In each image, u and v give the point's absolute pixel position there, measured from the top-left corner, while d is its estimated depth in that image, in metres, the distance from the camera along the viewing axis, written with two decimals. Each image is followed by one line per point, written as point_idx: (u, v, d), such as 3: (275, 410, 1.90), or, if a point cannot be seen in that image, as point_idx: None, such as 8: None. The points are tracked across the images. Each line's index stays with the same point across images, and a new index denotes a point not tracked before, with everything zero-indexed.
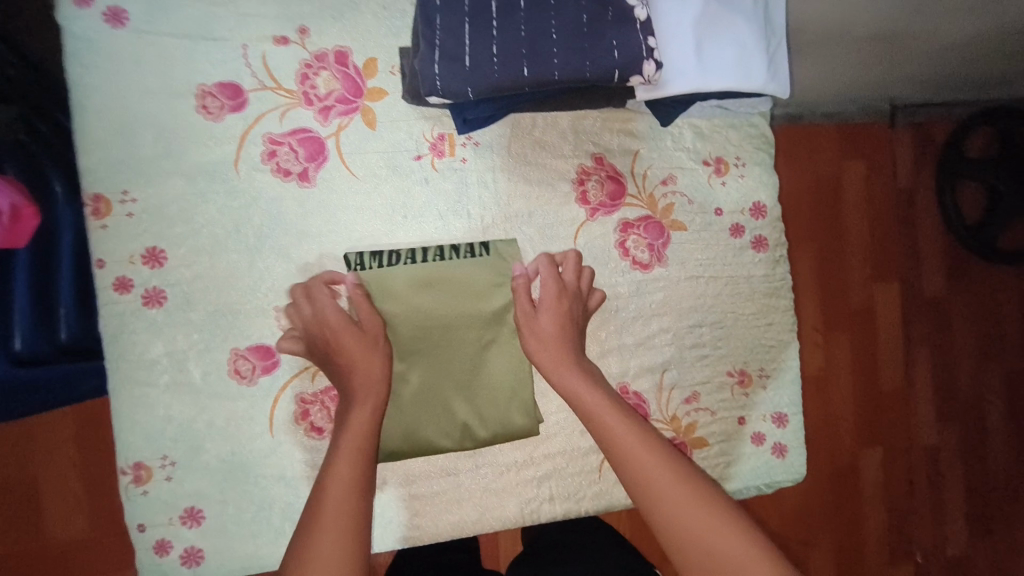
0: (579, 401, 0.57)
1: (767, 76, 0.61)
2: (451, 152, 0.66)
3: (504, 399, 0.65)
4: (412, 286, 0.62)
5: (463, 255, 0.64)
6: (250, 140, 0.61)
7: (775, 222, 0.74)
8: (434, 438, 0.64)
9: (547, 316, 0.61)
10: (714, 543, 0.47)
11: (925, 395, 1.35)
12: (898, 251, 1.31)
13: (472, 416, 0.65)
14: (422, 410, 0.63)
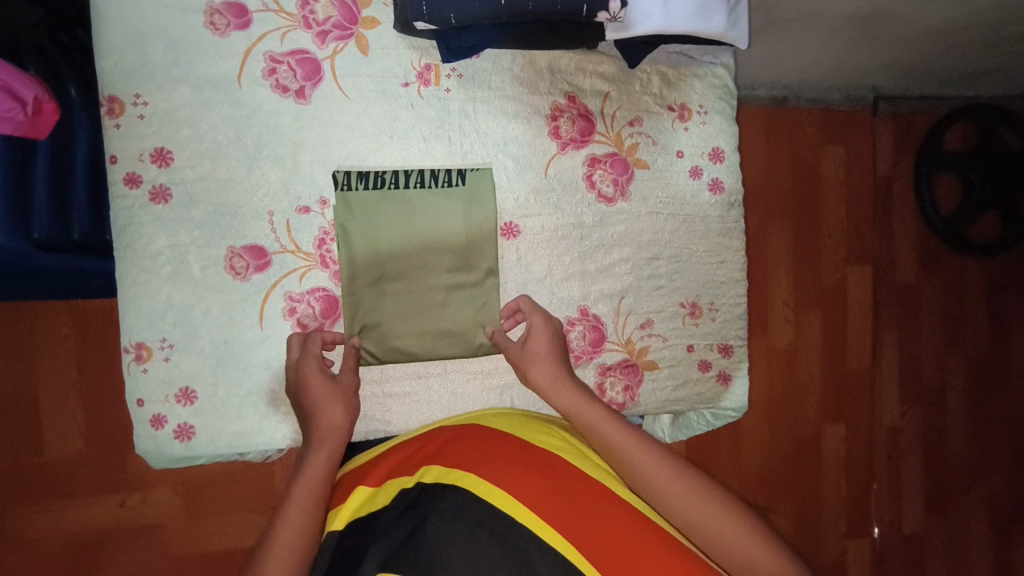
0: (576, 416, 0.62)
1: (727, 25, 0.68)
2: (436, 82, 0.72)
3: (470, 315, 0.72)
4: (390, 210, 0.69)
5: (442, 181, 0.71)
6: (253, 57, 0.68)
7: (732, 168, 0.81)
8: (407, 345, 0.71)
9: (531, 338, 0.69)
10: (709, 525, 0.53)
11: (889, 373, 1.55)
12: (869, 239, 1.53)
13: (443, 331, 0.72)
14: (398, 321, 0.71)
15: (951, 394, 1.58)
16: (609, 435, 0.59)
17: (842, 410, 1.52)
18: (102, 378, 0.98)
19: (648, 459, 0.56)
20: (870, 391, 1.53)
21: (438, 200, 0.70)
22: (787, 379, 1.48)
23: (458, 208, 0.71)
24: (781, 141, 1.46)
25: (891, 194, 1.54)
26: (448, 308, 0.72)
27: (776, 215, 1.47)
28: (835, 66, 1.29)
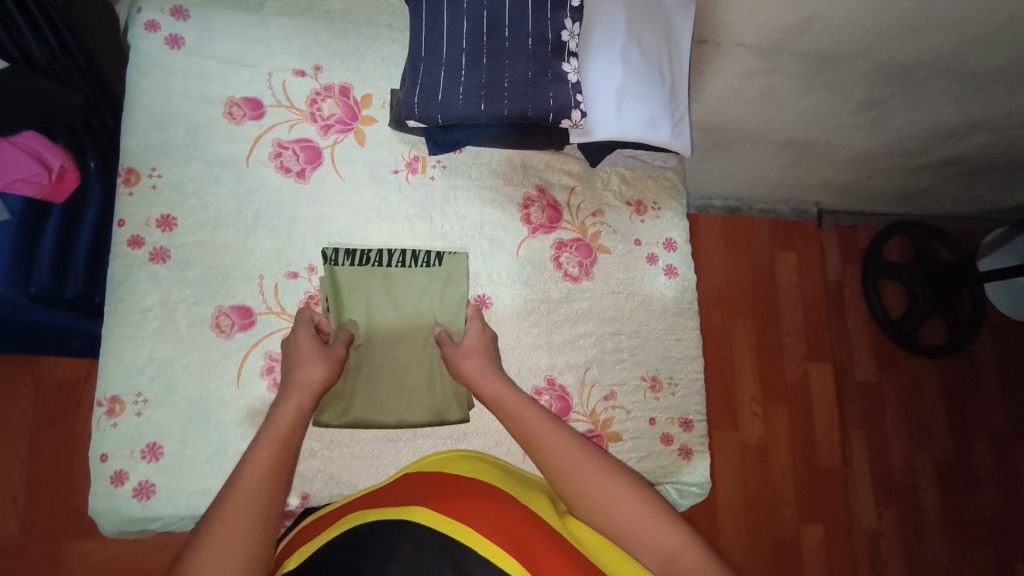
0: (543, 447, 0.63)
1: (672, 135, 0.80)
2: (423, 171, 0.82)
3: (439, 390, 0.76)
4: (371, 285, 0.76)
5: (422, 261, 0.78)
6: (263, 142, 0.77)
7: (685, 256, 0.90)
8: (377, 416, 0.74)
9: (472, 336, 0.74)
10: (672, 549, 0.56)
11: (860, 471, 1.58)
12: (827, 336, 1.64)
13: (406, 400, 0.75)
14: (371, 391, 0.74)
15: (922, 496, 1.60)
16: (578, 472, 0.61)
17: (816, 512, 1.51)
18: (48, 454, 0.99)
19: (614, 489, 0.59)
20: (843, 490, 1.55)
21: (418, 274, 0.77)
22: (760, 476, 1.48)
23: (435, 286, 0.77)
24: (738, 244, 1.62)
25: (842, 296, 1.69)
26: (414, 376, 0.76)
27: (737, 312, 1.58)
28: (775, 172, 1.49)
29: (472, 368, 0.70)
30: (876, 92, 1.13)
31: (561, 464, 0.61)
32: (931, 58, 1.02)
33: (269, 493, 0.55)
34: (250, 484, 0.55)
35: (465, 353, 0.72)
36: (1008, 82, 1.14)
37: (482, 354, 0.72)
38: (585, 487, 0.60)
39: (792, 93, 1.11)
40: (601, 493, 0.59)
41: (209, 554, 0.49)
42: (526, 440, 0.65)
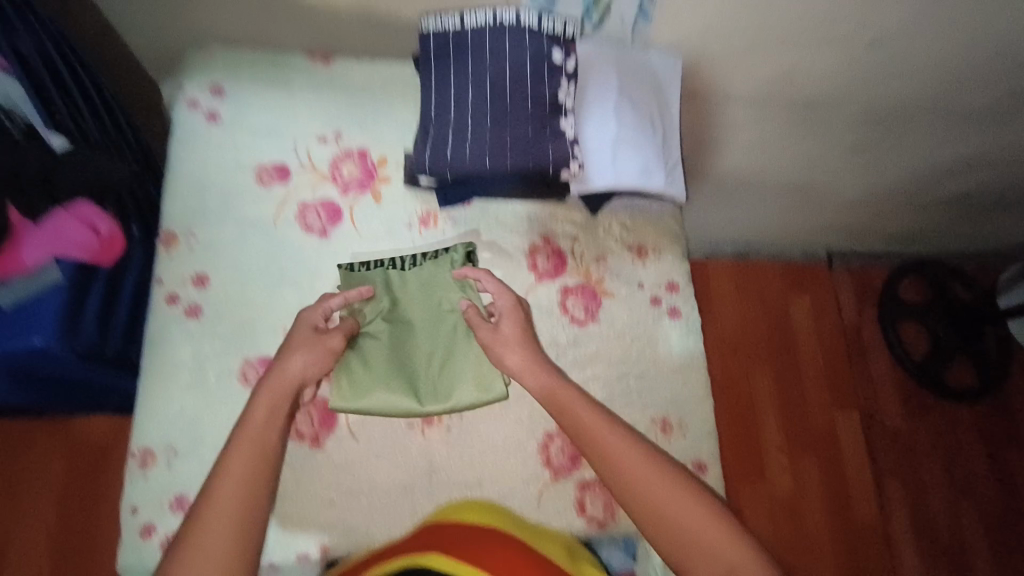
0: (588, 436, 0.70)
1: (666, 182, 0.88)
2: (435, 225, 0.88)
3: (461, 371, 0.79)
4: (387, 286, 0.82)
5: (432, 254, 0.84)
6: (288, 204, 0.84)
7: (687, 297, 0.93)
8: (403, 402, 0.77)
9: (507, 322, 0.78)
10: (702, 530, 0.64)
11: (901, 522, 1.66)
12: (850, 385, 1.75)
13: (444, 389, 0.79)
14: (395, 378, 0.78)
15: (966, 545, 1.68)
16: (619, 461, 0.68)
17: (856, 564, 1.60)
18: (74, 526, 1.04)
19: (652, 475, 0.67)
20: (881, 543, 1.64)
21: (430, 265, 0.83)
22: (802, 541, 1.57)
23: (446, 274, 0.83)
24: (750, 291, 1.77)
25: (862, 340, 1.82)
26: (453, 364, 0.80)
27: (755, 362, 1.73)
28: (778, 217, 1.57)
29: (515, 358, 0.76)
30: (867, 131, 1.23)
31: (603, 451, 0.69)
32: (908, 97, 1.12)
33: (245, 504, 0.61)
34: (229, 483, 0.62)
35: (506, 340, 0.77)
36: (988, 119, 1.23)
37: (514, 335, 0.77)
38: (627, 474, 0.67)
39: (781, 140, 1.20)
40: (639, 480, 0.67)
41: (202, 540, 0.58)
42: (570, 427, 0.72)
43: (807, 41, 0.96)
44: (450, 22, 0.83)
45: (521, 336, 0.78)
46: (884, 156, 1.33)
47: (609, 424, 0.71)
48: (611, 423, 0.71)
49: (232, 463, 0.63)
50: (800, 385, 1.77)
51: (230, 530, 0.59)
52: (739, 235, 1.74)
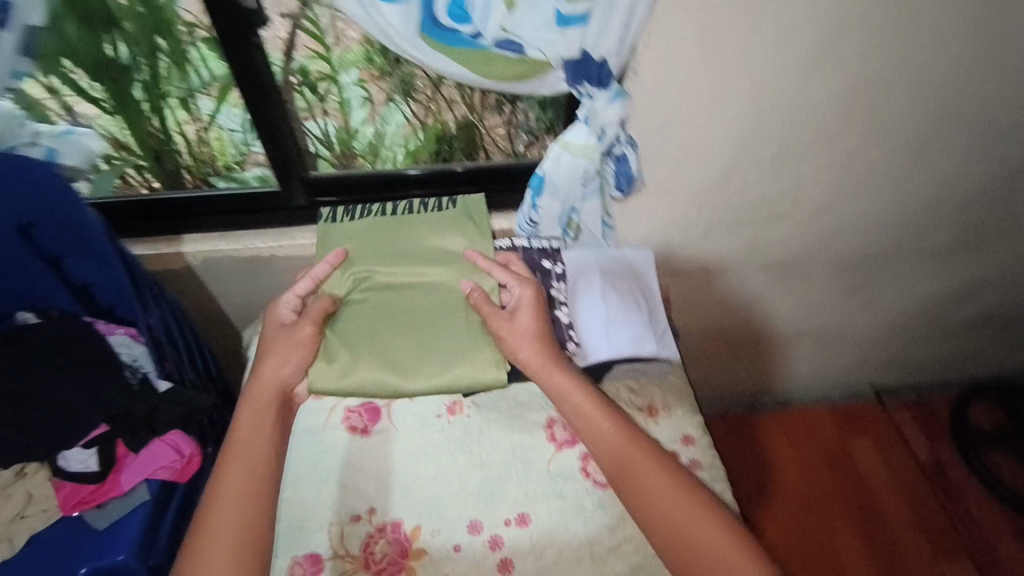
0: (633, 471, 0.82)
1: (656, 347, 1.03)
2: (461, 411, 1.00)
3: (449, 349, 0.96)
4: (380, 268, 1.00)
5: (433, 207, 1.04)
6: (336, 410, 0.99)
7: (705, 448, 0.97)
8: (394, 379, 0.94)
9: (520, 314, 0.94)
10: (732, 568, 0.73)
11: None
12: (947, 530, 1.68)
13: (435, 359, 0.95)
14: (386, 351, 0.96)
15: None
16: (661, 494, 0.80)
17: None
18: None
19: (690, 512, 0.78)
20: None
21: (433, 218, 1.03)
22: None
23: (452, 250, 1.02)
24: (800, 436, 1.86)
25: (947, 475, 1.81)
26: (440, 347, 0.96)
27: (832, 513, 1.70)
28: (787, 352, 1.66)
29: (517, 347, 0.92)
30: (849, 277, 1.37)
31: (645, 485, 0.80)
32: (872, 246, 1.27)
33: (244, 513, 0.78)
34: (229, 498, 0.79)
35: (516, 328, 0.93)
36: (963, 252, 1.34)
37: (525, 322, 0.93)
38: (669, 508, 0.78)
39: (765, 289, 1.37)
40: (678, 514, 0.78)
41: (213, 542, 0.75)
42: (613, 456, 0.84)
43: (759, 218, 1.14)
44: None
45: (525, 323, 0.93)
46: (877, 293, 1.44)
47: (655, 461, 0.83)
48: (573, 379, 0.90)
49: (227, 466, 0.82)
50: (890, 530, 1.67)
51: (231, 530, 0.76)
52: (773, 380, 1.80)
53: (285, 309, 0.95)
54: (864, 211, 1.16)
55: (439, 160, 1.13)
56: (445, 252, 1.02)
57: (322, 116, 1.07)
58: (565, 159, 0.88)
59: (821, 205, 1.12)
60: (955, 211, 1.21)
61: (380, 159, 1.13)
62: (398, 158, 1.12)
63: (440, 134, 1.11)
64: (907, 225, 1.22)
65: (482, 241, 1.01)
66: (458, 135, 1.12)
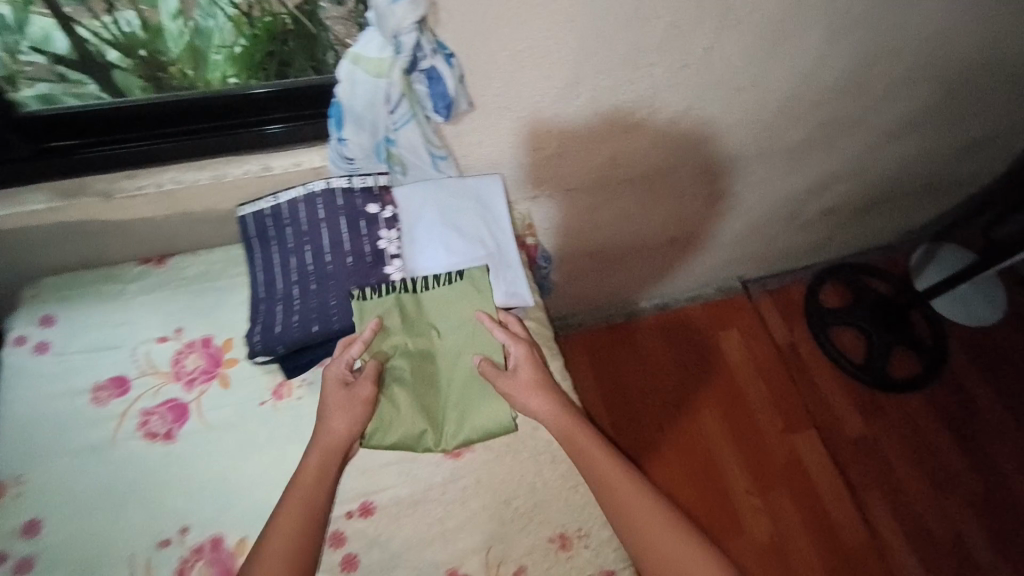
0: (614, 493, 0.73)
1: (506, 296, 0.88)
2: (289, 393, 0.85)
3: (472, 415, 0.80)
4: (417, 314, 0.82)
5: (445, 278, 0.84)
6: (129, 415, 0.81)
7: (564, 395, 0.89)
8: (413, 443, 0.78)
9: (522, 368, 0.80)
10: None
11: (895, 534, 1.70)
12: (797, 402, 1.88)
13: (457, 421, 0.80)
14: (413, 413, 0.79)
15: (972, 537, 1.71)
16: (639, 517, 0.72)
17: None
18: None
19: (668, 538, 0.71)
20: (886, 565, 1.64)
21: (441, 290, 0.83)
22: None
23: (461, 301, 0.83)
24: (674, 335, 1.94)
25: (799, 352, 1.99)
26: (467, 412, 0.80)
27: (702, 403, 1.84)
28: (659, 259, 1.65)
29: (524, 399, 0.79)
30: (714, 183, 1.31)
31: (623, 507, 0.73)
32: (733, 151, 1.20)
33: (290, 564, 0.66)
34: (273, 561, 0.65)
35: (520, 385, 0.79)
36: (819, 149, 1.31)
37: (525, 377, 0.79)
38: (650, 531, 0.71)
39: (634, 206, 1.30)
40: (657, 541, 0.71)
41: None
42: (594, 481, 0.75)
43: (616, 131, 1.01)
44: (266, 201, 0.86)
45: (537, 381, 0.79)
46: (741, 197, 1.42)
47: (627, 480, 0.74)
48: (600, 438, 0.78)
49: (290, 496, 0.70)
50: (751, 410, 1.84)
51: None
52: (648, 287, 1.83)
53: (337, 363, 0.77)
54: (725, 113, 1.07)
55: (276, 65, 0.89)
56: (467, 314, 0.83)
57: (114, 9, 0.86)
58: (358, 80, 0.66)
59: (680, 111, 1.01)
60: (808, 107, 1.15)
61: (205, 68, 0.89)
62: (224, 67, 0.89)
63: (268, 29, 0.88)
64: (767, 125, 1.15)
65: (488, 298, 0.83)
66: (295, 32, 0.88)
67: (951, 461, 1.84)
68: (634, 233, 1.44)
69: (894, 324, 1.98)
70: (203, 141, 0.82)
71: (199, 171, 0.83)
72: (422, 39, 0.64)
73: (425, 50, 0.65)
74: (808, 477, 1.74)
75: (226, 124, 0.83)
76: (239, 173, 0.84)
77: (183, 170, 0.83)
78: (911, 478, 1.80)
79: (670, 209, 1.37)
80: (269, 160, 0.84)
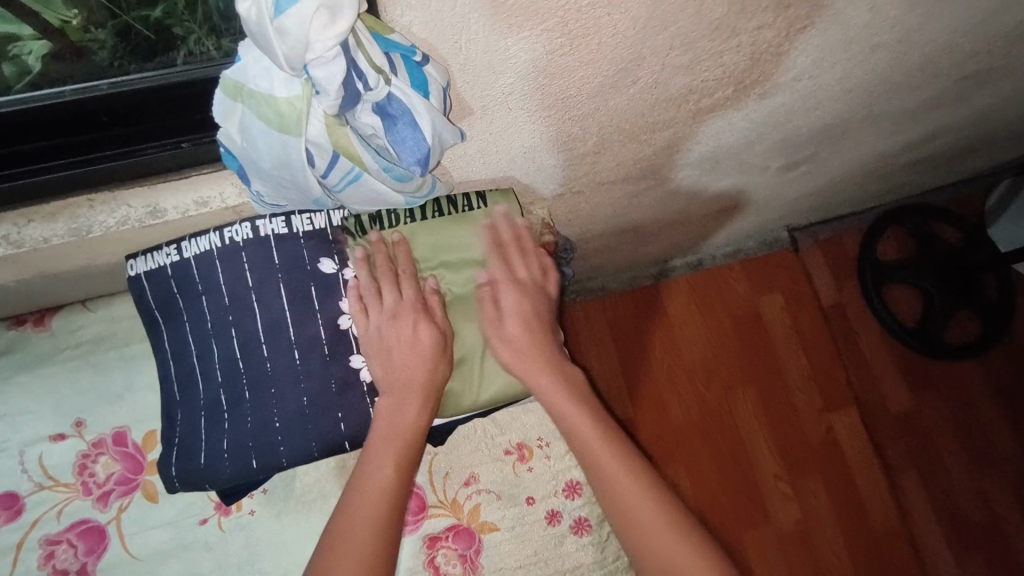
0: (572, 431, 0.60)
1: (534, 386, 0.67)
2: (238, 507, 0.65)
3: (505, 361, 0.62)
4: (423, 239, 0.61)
5: (461, 206, 0.62)
6: (29, 546, 0.62)
7: (595, 499, 0.70)
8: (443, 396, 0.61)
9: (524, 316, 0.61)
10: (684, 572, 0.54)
11: (924, 513, 1.62)
12: (838, 375, 1.68)
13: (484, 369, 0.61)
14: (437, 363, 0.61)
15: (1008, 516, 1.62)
16: (597, 459, 0.59)
17: (882, 569, 1.55)
18: None
19: (626, 488, 0.57)
20: (911, 546, 1.59)
21: (460, 218, 0.62)
22: (815, 563, 1.53)
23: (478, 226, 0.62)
24: (707, 299, 1.68)
25: (846, 315, 1.75)
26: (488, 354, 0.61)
27: (733, 378, 1.64)
28: (702, 226, 1.35)
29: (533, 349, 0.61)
30: (796, 154, 0.98)
31: (578, 443, 0.60)
32: (837, 118, 0.87)
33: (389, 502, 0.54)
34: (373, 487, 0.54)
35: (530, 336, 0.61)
36: (946, 105, 0.97)
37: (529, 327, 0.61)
38: (611, 474, 0.58)
39: (687, 187, 0.99)
40: (615, 482, 0.58)
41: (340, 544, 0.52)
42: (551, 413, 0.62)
43: (682, 117, 0.69)
44: (166, 254, 0.59)
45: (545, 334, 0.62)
46: (823, 162, 1.10)
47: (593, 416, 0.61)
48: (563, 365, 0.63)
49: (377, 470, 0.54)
50: (787, 385, 1.65)
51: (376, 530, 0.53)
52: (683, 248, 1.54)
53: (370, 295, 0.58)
54: (843, 78, 0.73)
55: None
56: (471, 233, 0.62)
57: None
58: (254, 129, 0.39)
59: (780, 83, 0.68)
60: (959, 60, 0.80)
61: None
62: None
63: None
64: (894, 86, 0.81)
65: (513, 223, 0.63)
66: None
67: (1000, 435, 1.69)
68: (679, 209, 1.13)
69: (963, 284, 1.70)
70: (39, 182, 0.51)
71: (51, 222, 0.55)
72: (350, 57, 0.36)
73: (359, 74, 0.38)
74: (843, 460, 1.62)
75: (64, 152, 0.51)
76: (112, 222, 0.55)
77: (29, 221, 0.55)
78: (951, 454, 1.67)
79: (732, 182, 1.05)
80: (156, 198, 0.55)
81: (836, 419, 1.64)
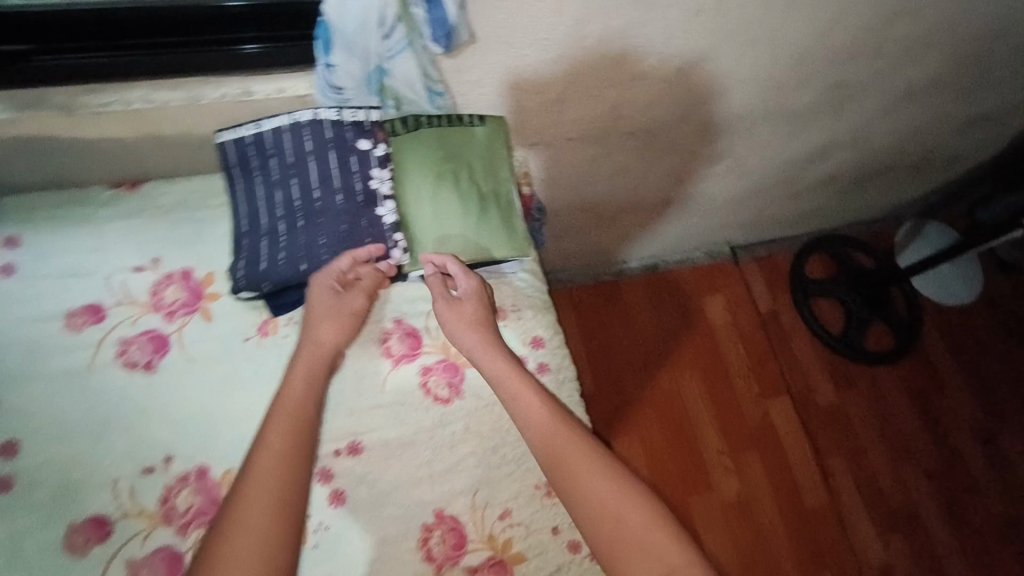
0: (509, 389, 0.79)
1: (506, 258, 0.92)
2: (275, 331, 0.83)
3: (496, 229, 0.87)
4: (439, 141, 0.86)
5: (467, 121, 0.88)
6: (106, 344, 0.79)
7: (553, 351, 0.91)
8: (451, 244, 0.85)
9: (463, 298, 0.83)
10: (594, 485, 0.72)
11: (851, 494, 1.80)
12: (774, 368, 1.92)
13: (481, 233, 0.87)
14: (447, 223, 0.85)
15: (922, 501, 1.83)
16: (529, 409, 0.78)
17: (814, 541, 1.71)
18: None
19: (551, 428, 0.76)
20: (840, 522, 1.75)
21: (466, 131, 0.88)
22: (754, 532, 1.69)
23: (478, 138, 0.89)
24: (660, 296, 1.94)
25: (780, 320, 2.01)
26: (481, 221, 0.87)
27: (682, 365, 1.86)
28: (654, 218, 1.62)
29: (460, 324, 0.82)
30: (716, 143, 1.28)
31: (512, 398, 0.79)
32: (741, 108, 1.17)
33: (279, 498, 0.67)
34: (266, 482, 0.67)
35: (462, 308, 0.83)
36: (825, 112, 1.29)
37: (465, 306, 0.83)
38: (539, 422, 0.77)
39: (635, 160, 1.26)
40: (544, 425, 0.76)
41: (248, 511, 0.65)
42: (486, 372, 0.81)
43: (623, 80, 0.98)
44: (247, 129, 0.81)
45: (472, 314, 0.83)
46: (742, 159, 1.40)
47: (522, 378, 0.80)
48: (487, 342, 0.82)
49: (270, 490, 0.67)
50: (729, 374, 1.88)
51: (273, 511, 0.66)
52: (640, 247, 1.81)
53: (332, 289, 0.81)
54: (737, 66, 1.04)
55: None
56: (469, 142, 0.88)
57: None
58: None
59: (691, 61, 0.99)
60: (821, 69, 1.13)
61: None
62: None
63: None
64: (777, 83, 1.13)
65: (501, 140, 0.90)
66: None
67: (912, 434, 1.92)
68: (632, 189, 1.41)
69: (876, 299, 1.99)
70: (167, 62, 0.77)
71: (171, 90, 0.79)
72: None
73: None
74: (779, 444, 1.81)
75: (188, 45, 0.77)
76: (217, 95, 0.80)
77: (153, 88, 0.78)
78: (872, 445, 1.89)
79: (673, 166, 1.34)
80: (248, 84, 0.80)
81: (772, 407, 1.86)
